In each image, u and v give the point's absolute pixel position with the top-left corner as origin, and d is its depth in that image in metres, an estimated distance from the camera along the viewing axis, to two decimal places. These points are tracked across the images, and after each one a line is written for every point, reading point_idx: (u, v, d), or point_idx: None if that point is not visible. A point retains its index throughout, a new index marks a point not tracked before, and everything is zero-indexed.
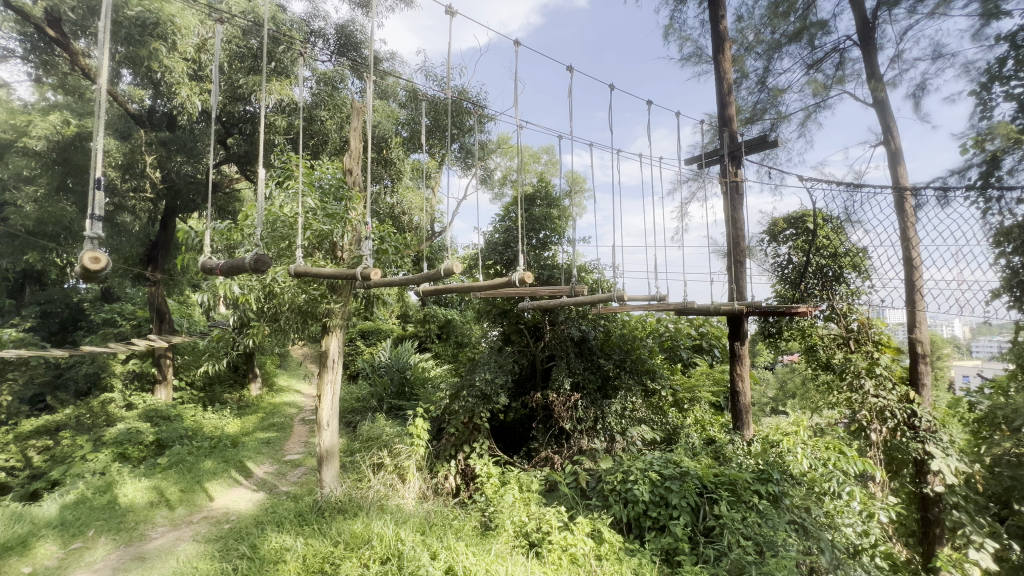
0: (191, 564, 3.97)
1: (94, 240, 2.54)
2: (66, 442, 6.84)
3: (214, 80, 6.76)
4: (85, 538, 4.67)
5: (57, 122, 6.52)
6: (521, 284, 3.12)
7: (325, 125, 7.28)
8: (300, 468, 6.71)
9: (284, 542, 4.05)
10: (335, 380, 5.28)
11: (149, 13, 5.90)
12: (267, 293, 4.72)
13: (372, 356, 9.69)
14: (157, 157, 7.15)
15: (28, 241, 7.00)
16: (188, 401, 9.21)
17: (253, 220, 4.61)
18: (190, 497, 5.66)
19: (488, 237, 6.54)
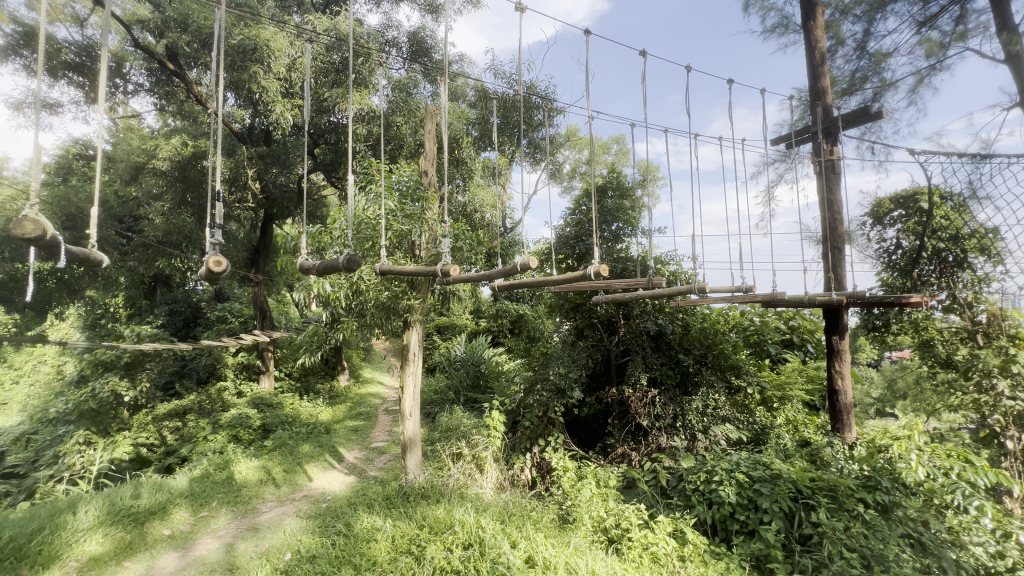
0: (296, 537, 4.39)
1: (217, 246, 3.03)
2: (191, 424, 7.84)
3: (305, 96, 7.36)
4: (210, 507, 5.34)
5: (178, 143, 7.42)
6: (596, 278, 3.03)
7: (401, 130, 7.64)
8: (385, 454, 7.16)
9: (374, 522, 4.35)
10: (416, 372, 5.57)
11: (248, 40, 6.52)
12: (354, 290, 4.97)
13: (448, 350, 10.07)
14: (257, 169, 7.90)
15: (158, 249, 8.07)
16: (287, 390, 10.16)
17: (340, 223, 4.96)
18: (292, 477, 6.27)
19: (560, 231, 6.51)
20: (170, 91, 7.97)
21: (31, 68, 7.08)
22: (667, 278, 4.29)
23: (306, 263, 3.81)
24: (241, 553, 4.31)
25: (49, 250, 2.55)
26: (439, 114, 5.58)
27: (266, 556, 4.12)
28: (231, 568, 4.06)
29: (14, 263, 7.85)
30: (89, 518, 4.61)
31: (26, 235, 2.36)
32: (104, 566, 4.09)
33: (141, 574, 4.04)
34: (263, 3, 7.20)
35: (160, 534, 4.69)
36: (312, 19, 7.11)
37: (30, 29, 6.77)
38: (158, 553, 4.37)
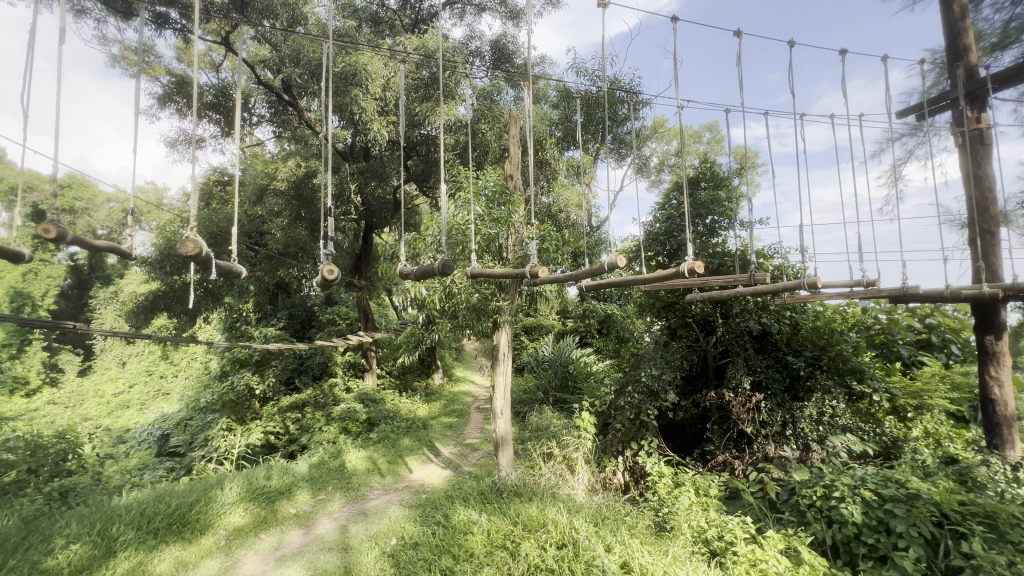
0: (401, 525, 4.71)
1: (330, 255, 3.47)
2: (309, 416, 8.77)
3: (399, 113, 7.88)
4: (327, 491, 5.94)
5: (293, 166, 8.33)
6: (690, 275, 2.90)
7: (486, 137, 7.89)
8: (478, 451, 7.43)
9: (470, 516, 4.54)
10: (506, 371, 5.71)
11: (349, 66, 7.13)
12: (447, 293, 5.20)
13: (536, 350, 10.17)
14: (358, 184, 8.61)
15: (280, 260, 9.14)
16: (389, 387, 10.94)
17: (433, 230, 5.25)
18: (395, 468, 6.75)
19: (649, 228, 6.26)
20: (286, 120, 8.97)
21: (182, 111, 8.39)
22: (772, 273, 3.96)
23: (406, 268, 4.09)
24: (354, 534, 4.73)
25: (206, 262, 3.03)
26: (522, 118, 5.68)
27: (375, 539, 4.49)
28: (346, 547, 4.47)
29: (173, 276, 9.36)
30: (233, 493, 5.35)
31: (188, 253, 2.83)
32: (245, 537, 4.73)
33: (274, 546, 4.60)
34: (360, 30, 7.82)
35: (288, 512, 5.31)
36: (404, 40, 7.58)
37: (181, 78, 8.03)
38: (287, 529, 4.95)
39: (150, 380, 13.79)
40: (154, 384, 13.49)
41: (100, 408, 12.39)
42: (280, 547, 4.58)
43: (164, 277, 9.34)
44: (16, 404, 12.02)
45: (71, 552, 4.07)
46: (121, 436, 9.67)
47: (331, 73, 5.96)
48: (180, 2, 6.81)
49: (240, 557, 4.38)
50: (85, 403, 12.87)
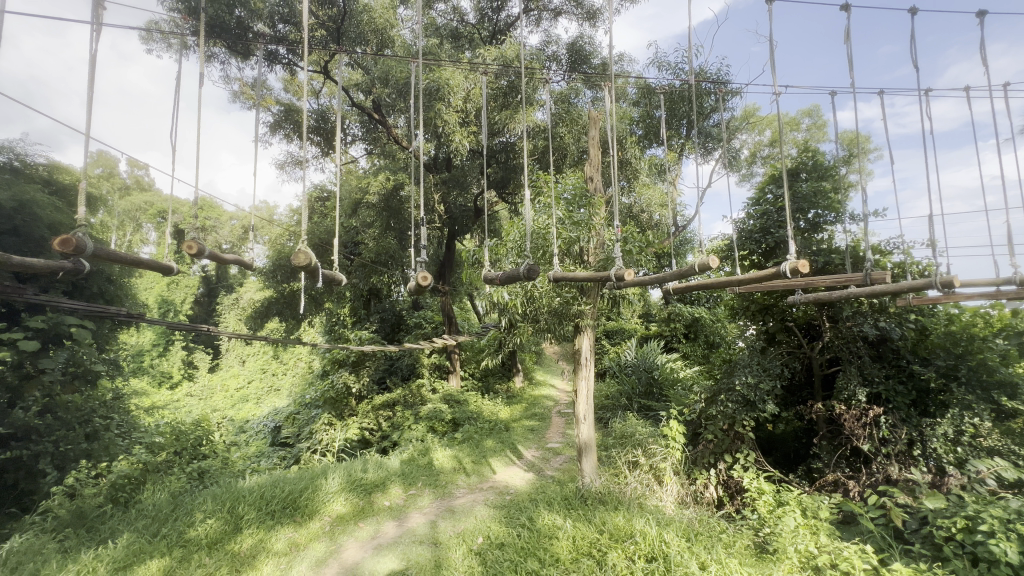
0: (487, 524, 4.82)
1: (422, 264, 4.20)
2: (399, 414, 9.32)
3: (478, 123, 8.14)
4: (417, 486, 6.25)
5: (384, 179, 8.94)
6: (792, 276, 2.66)
7: (565, 141, 7.88)
8: (561, 455, 7.39)
9: (554, 520, 4.53)
10: (589, 376, 5.64)
11: (432, 82, 7.51)
12: (528, 297, 5.23)
13: (618, 355, 9.92)
14: (442, 193, 9.02)
15: (372, 268, 9.82)
16: (472, 388, 11.27)
17: (514, 235, 5.34)
18: (479, 468, 6.94)
19: (742, 225, 5.85)
20: (376, 137, 9.64)
21: (290, 136, 9.35)
22: (892, 272, 3.51)
23: (490, 273, 4.23)
24: (443, 530, 4.94)
25: (314, 271, 3.37)
26: (601, 118, 5.61)
27: (462, 536, 4.64)
28: (435, 542, 4.67)
29: (284, 284, 10.42)
30: (336, 483, 5.82)
31: (300, 264, 3.17)
32: (346, 524, 5.12)
33: (372, 535, 4.93)
34: (442, 47, 8.21)
35: (383, 504, 5.67)
36: (483, 53, 7.82)
37: (288, 107, 8.95)
38: (382, 519, 5.28)
39: (265, 377, 15.47)
40: (268, 381, 15.11)
41: (226, 400, 14.12)
42: (377, 537, 4.89)
43: (276, 285, 10.43)
44: (163, 396, 14.08)
45: (208, 525, 4.67)
46: (243, 426, 10.96)
47: (418, 95, 6.70)
48: (288, 39, 7.61)
49: (342, 542, 4.74)
50: (214, 396, 14.75)
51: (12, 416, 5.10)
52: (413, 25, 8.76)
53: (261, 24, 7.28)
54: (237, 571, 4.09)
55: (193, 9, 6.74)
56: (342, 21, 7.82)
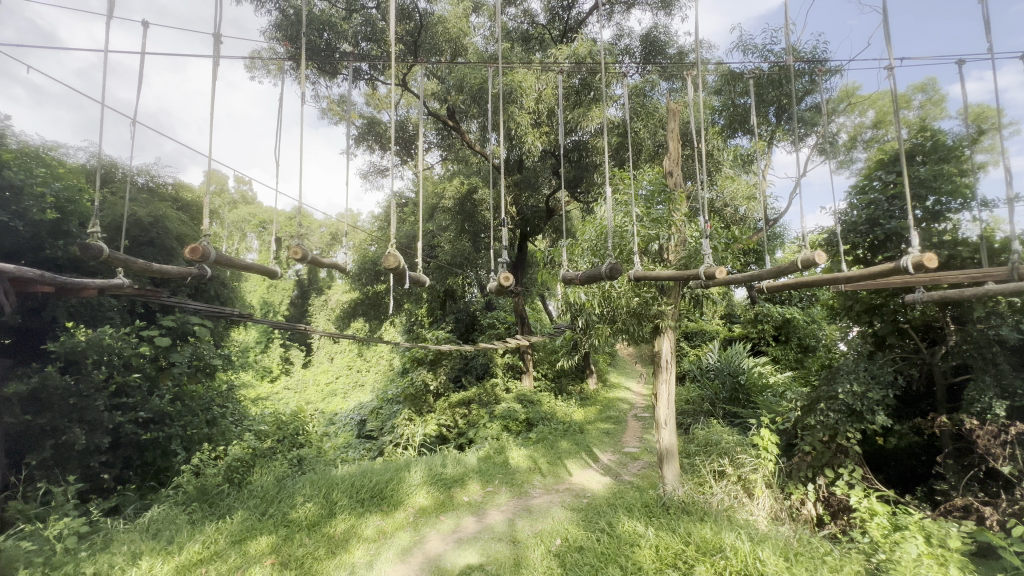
0: (564, 526, 4.80)
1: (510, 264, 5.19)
2: (475, 412, 9.55)
3: (550, 123, 8.11)
4: (494, 484, 6.36)
5: (459, 183, 9.24)
6: (916, 272, 2.35)
7: (640, 136, 7.63)
8: (639, 460, 7.17)
9: (635, 528, 4.43)
10: (670, 379, 5.40)
11: (505, 86, 7.60)
12: (605, 298, 5.13)
13: (699, 358, 9.41)
14: (514, 196, 9.14)
15: (448, 270, 10.17)
16: (545, 389, 11.26)
17: (590, 235, 5.27)
18: (555, 469, 6.92)
19: (843, 217, 5.31)
20: (451, 144, 9.95)
21: (373, 147, 9.95)
22: None
23: (569, 273, 4.22)
24: (521, 529, 4.98)
25: (401, 272, 3.62)
26: (681, 110, 5.37)
27: (541, 536, 4.65)
28: (514, 540, 4.72)
29: (368, 286, 11.10)
30: (418, 476, 6.10)
31: (390, 267, 3.45)
32: (429, 516, 5.33)
33: (452, 528, 5.09)
34: (513, 51, 8.32)
35: (462, 499, 5.84)
36: (555, 53, 7.78)
37: (370, 120, 9.51)
38: (462, 514, 5.44)
39: (351, 373, 16.58)
40: (353, 377, 16.17)
41: (317, 394, 15.31)
42: (458, 531, 5.04)
43: (361, 287, 11.14)
44: (265, 388, 15.56)
45: (307, 508, 5.09)
46: (333, 418, 11.80)
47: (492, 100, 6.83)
48: (370, 56, 8.10)
49: (426, 533, 4.95)
50: (308, 389, 16.06)
51: (151, 402, 5.91)
52: (485, 31, 8.93)
53: (346, 44, 7.81)
54: (333, 553, 4.41)
55: (289, 37, 7.39)
56: (418, 35, 8.16)
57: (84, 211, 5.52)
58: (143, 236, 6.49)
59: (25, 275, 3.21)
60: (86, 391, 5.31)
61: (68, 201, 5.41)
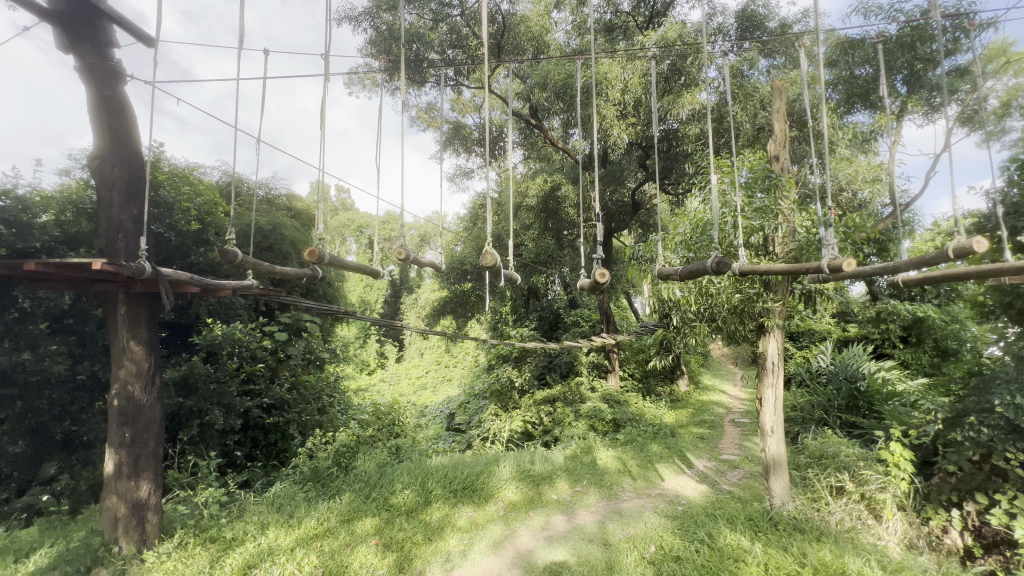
0: (659, 533, 4.60)
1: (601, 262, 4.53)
2: (560, 410, 9.50)
3: (636, 113, 7.79)
4: (583, 484, 6.27)
5: (541, 181, 9.25)
6: None
7: (737, 120, 7.08)
8: (739, 469, 6.66)
9: (740, 543, 4.12)
10: (776, 383, 4.93)
11: (589, 79, 7.46)
12: (703, 294, 4.81)
13: (808, 361, 8.52)
14: (599, 190, 8.95)
15: (532, 267, 10.24)
16: (632, 389, 10.88)
17: (684, 228, 4.98)
18: (646, 472, 6.66)
19: (999, 197, 4.49)
20: (533, 142, 9.96)
21: (459, 150, 10.29)
22: None
23: (665, 269, 3.98)
24: (612, 532, 4.85)
25: (496, 270, 3.81)
26: (788, 87, 4.86)
27: (634, 542, 4.49)
28: (606, 543, 4.61)
29: (456, 285, 11.50)
30: (508, 471, 6.22)
31: (486, 264, 3.61)
32: (519, 511, 5.39)
33: (543, 525, 5.10)
34: (596, 42, 8.12)
35: (551, 497, 5.83)
36: (641, 40, 7.46)
37: (456, 124, 9.83)
38: (552, 512, 5.43)
39: (439, 368, 17.33)
40: (441, 372, 16.91)
41: (410, 388, 16.22)
42: (548, 528, 5.04)
43: (448, 286, 11.58)
44: (364, 380, 16.78)
45: (406, 494, 5.39)
46: (424, 410, 12.43)
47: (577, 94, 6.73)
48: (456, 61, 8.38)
49: (516, 528, 5.00)
50: (401, 383, 17.08)
51: (272, 390, 6.63)
52: (567, 26, 8.82)
53: (433, 53, 8.13)
54: (430, 539, 4.63)
55: (382, 51, 7.86)
56: (502, 36, 8.28)
57: (219, 222, 6.38)
58: (265, 242, 7.32)
59: (179, 278, 3.72)
60: (222, 378, 6.10)
61: (206, 214, 6.31)
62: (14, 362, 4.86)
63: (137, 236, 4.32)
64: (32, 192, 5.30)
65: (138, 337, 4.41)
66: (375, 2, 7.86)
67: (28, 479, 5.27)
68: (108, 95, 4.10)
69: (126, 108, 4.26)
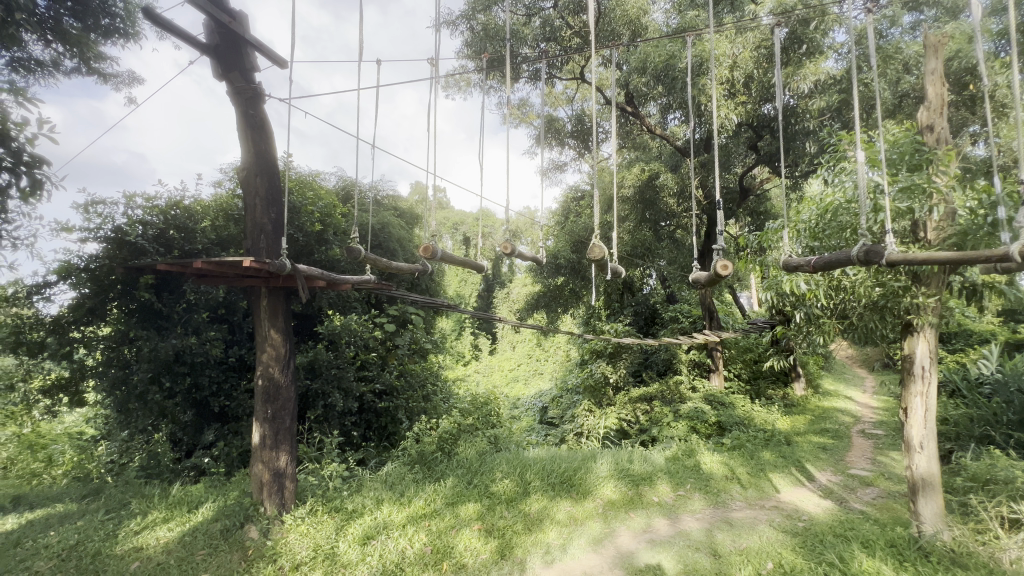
0: (777, 549, 4.21)
1: (721, 250, 3.96)
2: (658, 409, 9.08)
3: (748, 91, 7.13)
4: (686, 488, 5.93)
5: (638, 171, 8.87)
6: None
7: (872, 88, 6.17)
8: (874, 487, 5.85)
9: (880, 571, 3.63)
10: (927, 392, 4.21)
11: (694, 58, 6.99)
12: (835, 287, 4.33)
13: (965, 367, 7.19)
14: (702, 177, 8.39)
15: (628, 260, 9.88)
16: (738, 391, 10.08)
17: (810, 214, 4.45)
18: (758, 482, 6.12)
19: None
20: (629, 130, 9.60)
21: (551, 144, 10.26)
22: None
23: (793, 260, 3.55)
24: (721, 542, 4.54)
25: (601, 262, 4.15)
26: (947, 43, 4.09)
27: (747, 556, 4.14)
28: (715, 553, 4.32)
29: (549, 279, 11.49)
30: (605, 469, 6.09)
31: (594, 257, 4.03)
32: (618, 511, 5.25)
33: (644, 527, 4.92)
34: (700, 18, 7.58)
35: (652, 499, 5.59)
36: (754, 9, 6.79)
37: (548, 118, 9.76)
38: (653, 514, 5.22)
39: (531, 362, 17.50)
40: (533, 366, 17.07)
41: (502, 380, 16.60)
42: (650, 531, 4.85)
43: (541, 280, 11.62)
44: (459, 371, 17.52)
45: (505, 484, 5.52)
46: (517, 402, 12.63)
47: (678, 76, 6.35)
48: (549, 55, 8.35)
49: (616, 528, 4.88)
50: (494, 375, 17.55)
51: (384, 377, 7.16)
52: (667, 4, 8.33)
53: (526, 48, 8.17)
54: (530, 530, 4.69)
55: (478, 51, 8.06)
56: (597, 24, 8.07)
57: (337, 223, 7.02)
58: (375, 240, 7.92)
59: (310, 274, 4.15)
60: (341, 364, 6.74)
61: (327, 216, 6.97)
62: (184, 345, 5.78)
63: (276, 237, 4.90)
64: (195, 202, 6.25)
65: (276, 326, 5.02)
66: (471, 4, 8.07)
67: (194, 443, 6.26)
68: (252, 113, 4.69)
69: (265, 123, 4.84)
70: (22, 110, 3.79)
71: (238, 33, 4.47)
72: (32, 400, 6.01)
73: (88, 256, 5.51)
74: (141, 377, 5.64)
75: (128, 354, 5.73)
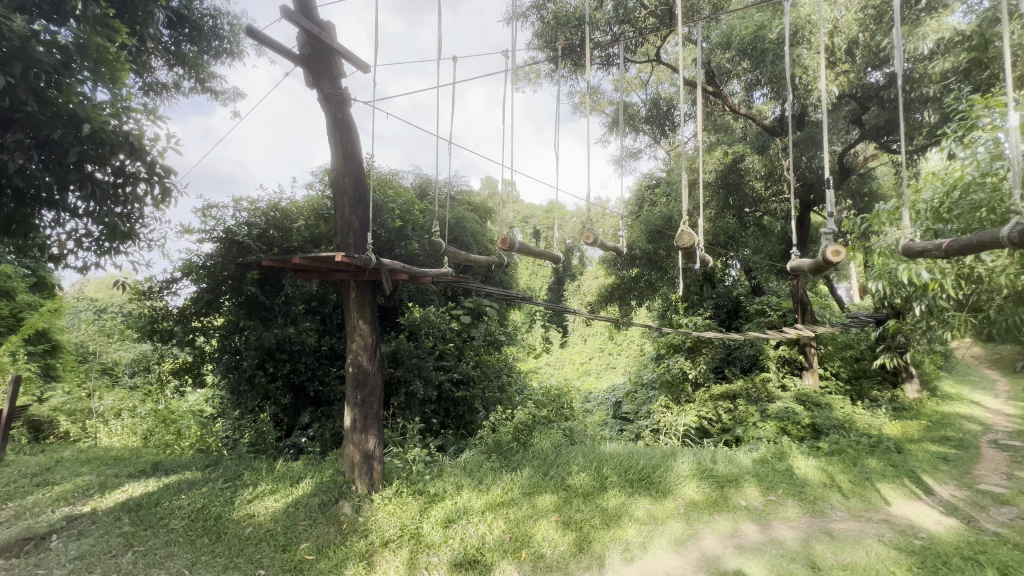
0: (887, 567, 3.79)
1: (829, 234, 3.54)
2: (742, 407, 8.54)
3: (850, 58, 6.42)
4: (778, 493, 5.51)
5: (720, 154, 8.34)
6: None
7: (1011, 42, 5.28)
8: (1012, 507, 5.06)
9: None
10: None
11: (787, 26, 6.42)
12: (964, 275, 3.77)
13: None
14: (794, 157, 7.69)
15: (709, 249, 9.32)
16: (836, 391, 9.18)
17: (933, 193, 3.90)
18: (863, 492, 5.54)
19: None
20: (709, 111, 9.04)
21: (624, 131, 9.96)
22: None
23: (912, 244, 3.03)
24: (820, 554, 4.17)
25: (688, 250, 3.96)
26: None
27: (852, 571, 3.77)
28: (813, 565, 3.97)
29: (622, 270, 11.18)
30: (686, 468, 5.83)
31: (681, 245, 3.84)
32: (702, 513, 5.00)
33: (731, 532, 4.65)
34: None
35: (739, 502, 5.27)
36: None
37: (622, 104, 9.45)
38: (740, 519, 4.92)
39: (603, 355, 17.18)
40: (606, 360, 16.73)
41: (574, 373, 16.45)
42: (738, 536, 4.57)
43: (614, 271, 11.36)
44: (531, 362, 17.63)
45: (581, 478, 5.47)
46: (589, 396, 12.46)
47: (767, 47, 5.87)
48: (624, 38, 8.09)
49: (700, 530, 4.66)
50: (565, 368, 17.46)
51: (460, 367, 7.38)
52: None
53: (598, 33, 7.96)
54: (608, 525, 4.61)
55: (550, 41, 7.98)
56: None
57: (415, 218, 7.30)
58: (451, 235, 8.15)
59: (394, 267, 4.35)
60: (421, 354, 7.05)
61: (406, 212, 7.28)
62: (284, 334, 6.35)
63: (362, 233, 5.20)
64: (291, 203, 6.80)
65: (364, 317, 5.33)
66: None
67: (293, 424, 6.86)
68: (339, 116, 4.99)
69: (352, 125, 5.12)
70: (153, 127, 4.33)
71: (327, 41, 4.76)
72: (165, 379, 6.92)
73: (206, 255, 6.21)
74: (250, 363, 6.28)
75: (238, 342, 6.39)
